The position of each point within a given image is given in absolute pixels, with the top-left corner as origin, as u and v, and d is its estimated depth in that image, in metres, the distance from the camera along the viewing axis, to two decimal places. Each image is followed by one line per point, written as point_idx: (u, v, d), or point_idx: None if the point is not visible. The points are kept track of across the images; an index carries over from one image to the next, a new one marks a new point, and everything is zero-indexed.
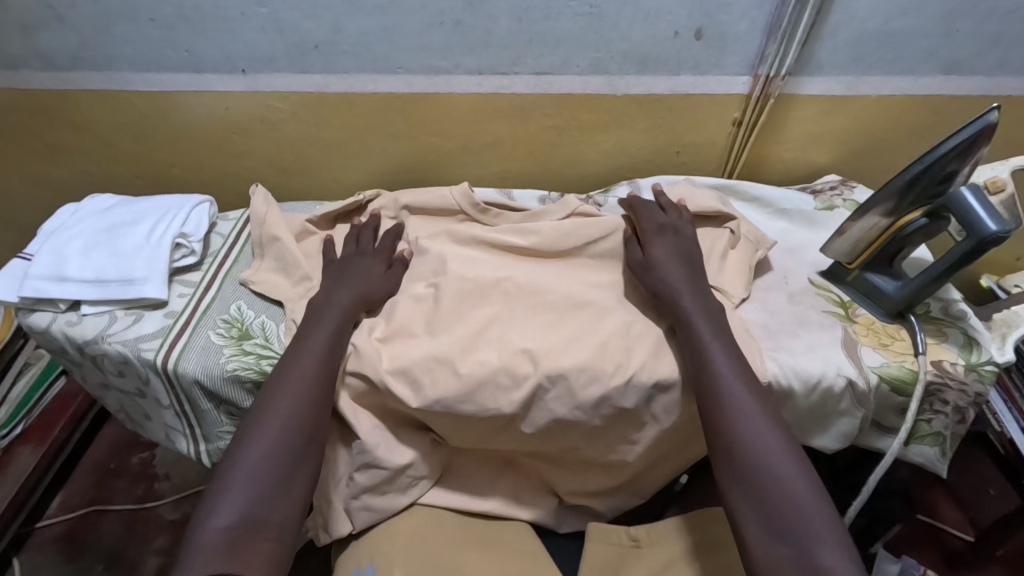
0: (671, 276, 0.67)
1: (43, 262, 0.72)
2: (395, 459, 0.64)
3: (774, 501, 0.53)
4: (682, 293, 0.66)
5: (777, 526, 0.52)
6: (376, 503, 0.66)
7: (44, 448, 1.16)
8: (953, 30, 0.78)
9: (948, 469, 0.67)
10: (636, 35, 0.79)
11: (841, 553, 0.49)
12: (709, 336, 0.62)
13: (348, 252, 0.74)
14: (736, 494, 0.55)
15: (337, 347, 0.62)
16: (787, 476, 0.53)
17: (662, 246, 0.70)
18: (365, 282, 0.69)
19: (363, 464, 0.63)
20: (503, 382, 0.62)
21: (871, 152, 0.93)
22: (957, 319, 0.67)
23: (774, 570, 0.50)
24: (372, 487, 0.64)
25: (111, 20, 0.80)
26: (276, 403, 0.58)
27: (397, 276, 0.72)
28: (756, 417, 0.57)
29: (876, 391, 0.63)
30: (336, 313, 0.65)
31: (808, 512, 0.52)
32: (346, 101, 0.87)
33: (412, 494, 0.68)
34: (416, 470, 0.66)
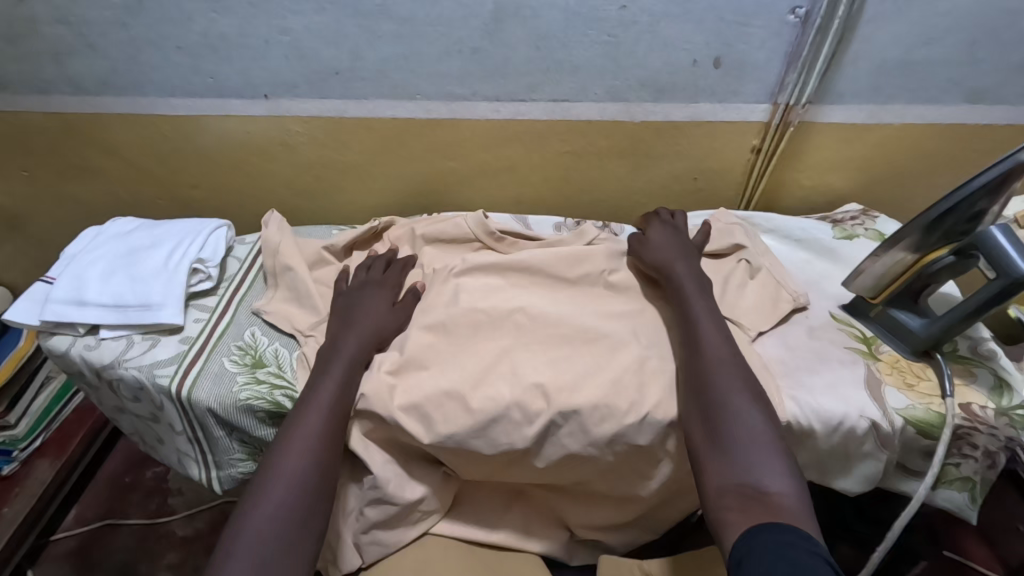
0: (670, 252, 0.73)
1: (64, 286, 0.73)
2: (406, 495, 0.63)
3: (731, 432, 0.56)
4: (675, 263, 0.71)
5: (731, 454, 0.55)
6: (385, 537, 0.65)
7: (61, 461, 1.21)
8: (979, 60, 0.76)
9: (976, 515, 0.65)
10: (654, 64, 0.79)
11: (788, 480, 0.52)
12: (694, 298, 0.67)
13: (357, 284, 0.74)
14: (698, 429, 0.58)
15: (345, 399, 0.62)
16: (748, 415, 0.57)
17: (660, 231, 0.76)
18: (371, 318, 0.69)
19: (374, 499, 0.63)
20: (516, 418, 0.61)
21: (896, 181, 0.91)
22: (986, 359, 0.65)
23: (722, 497, 0.53)
24: (382, 521, 0.64)
25: (138, 48, 0.81)
26: (296, 441, 0.58)
27: (408, 308, 0.72)
28: (727, 365, 0.61)
29: (901, 433, 0.61)
30: (347, 353, 0.66)
31: (763, 446, 0.55)
32: (364, 126, 0.88)
33: (421, 527, 0.67)
34: (426, 504, 0.66)
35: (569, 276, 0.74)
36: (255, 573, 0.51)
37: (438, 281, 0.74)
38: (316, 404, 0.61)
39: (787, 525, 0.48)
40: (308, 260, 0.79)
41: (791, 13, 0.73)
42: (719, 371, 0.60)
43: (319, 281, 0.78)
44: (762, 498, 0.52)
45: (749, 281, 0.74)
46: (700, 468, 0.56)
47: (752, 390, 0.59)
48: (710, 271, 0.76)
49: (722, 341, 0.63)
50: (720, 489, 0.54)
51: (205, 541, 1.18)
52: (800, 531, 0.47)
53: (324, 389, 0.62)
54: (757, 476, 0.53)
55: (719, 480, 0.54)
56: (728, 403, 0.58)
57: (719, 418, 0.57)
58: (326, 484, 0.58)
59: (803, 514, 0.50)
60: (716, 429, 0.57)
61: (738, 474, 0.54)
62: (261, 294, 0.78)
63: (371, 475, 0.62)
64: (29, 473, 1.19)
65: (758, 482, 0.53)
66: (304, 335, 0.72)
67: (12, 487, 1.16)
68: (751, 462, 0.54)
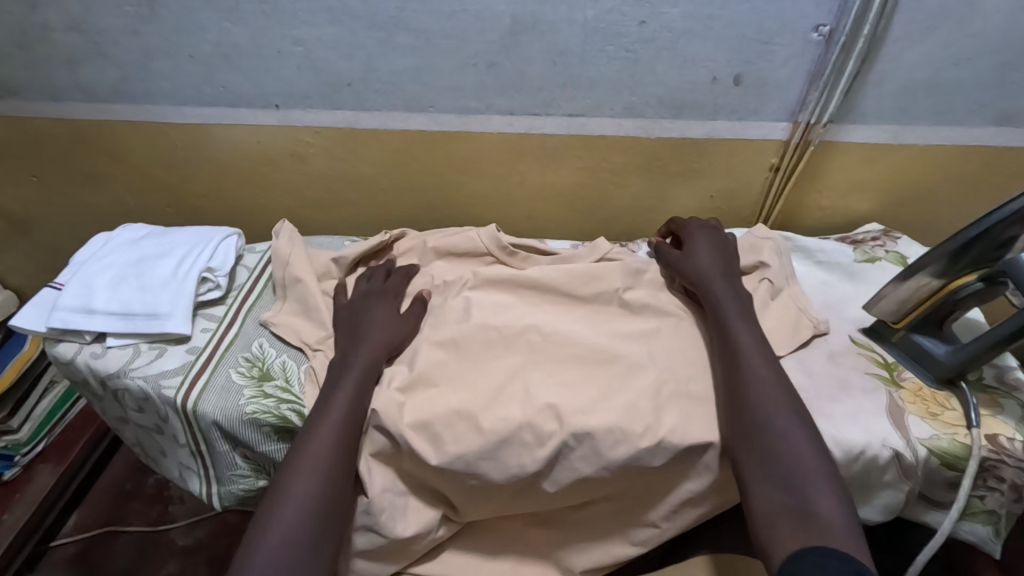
0: (706, 270, 0.71)
1: (71, 293, 0.73)
2: (398, 530, 0.61)
3: (777, 454, 0.55)
4: (706, 277, 0.71)
5: (776, 476, 0.54)
6: (369, 568, 0.64)
7: (63, 467, 1.21)
8: (1008, 82, 0.75)
9: (1000, 550, 0.62)
10: (673, 80, 0.78)
11: (835, 499, 0.51)
12: (732, 312, 0.66)
13: (361, 295, 0.73)
14: (741, 449, 0.57)
15: (357, 413, 0.60)
16: (791, 434, 0.56)
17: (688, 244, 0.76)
18: (378, 329, 0.68)
19: (364, 526, 0.61)
20: (527, 440, 0.60)
21: (918, 203, 0.89)
22: (1013, 389, 0.63)
23: (771, 522, 0.52)
24: (367, 551, 0.63)
25: (152, 57, 0.81)
26: (308, 456, 0.57)
27: (414, 317, 0.71)
28: (768, 385, 0.60)
29: (924, 464, 0.59)
30: (359, 366, 0.64)
31: (806, 461, 0.54)
32: (376, 137, 0.87)
33: (400, 563, 0.65)
34: (420, 544, 0.64)
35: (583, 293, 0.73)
36: None
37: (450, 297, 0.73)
38: (327, 421, 0.59)
39: (837, 552, 0.47)
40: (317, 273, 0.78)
41: (815, 31, 0.72)
42: (758, 386, 0.59)
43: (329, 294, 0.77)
44: (812, 520, 0.51)
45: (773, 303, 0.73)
46: (747, 491, 0.55)
47: (794, 407, 0.58)
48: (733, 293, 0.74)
49: (760, 357, 0.62)
50: (769, 510, 0.53)
51: (204, 552, 1.16)
52: (852, 558, 0.47)
53: (337, 404, 0.61)
54: (805, 499, 0.52)
55: (767, 503, 0.53)
56: (770, 421, 0.57)
57: (762, 437, 0.56)
58: (338, 503, 0.56)
59: (851, 537, 0.50)
60: (760, 450, 0.56)
61: (785, 498, 0.53)
62: (269, 306, 0.77)
63: (365, 500, 0.61)
64: (30, 479, 1.19)
65: (806, 503, 0.52)
66: (313, 348, 0.71)
67: (13, 493, 1.16)
68: (798, 481, 0.53)
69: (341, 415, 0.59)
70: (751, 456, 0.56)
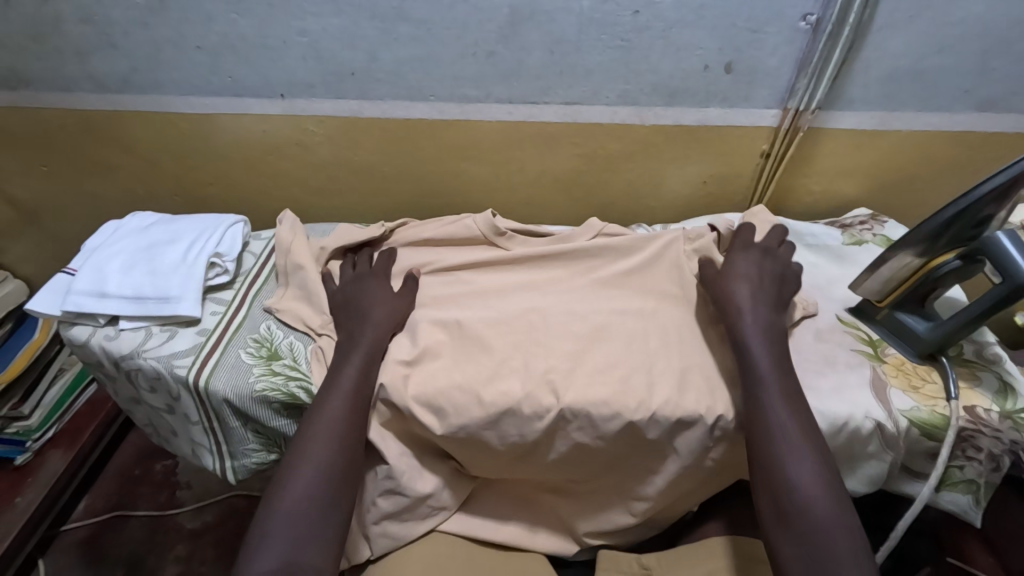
0: (739, 302, 0.67)
1: (84, 278, 0.75)
2: (418, 488, 0.65)
3: (808, 530, 0.54)
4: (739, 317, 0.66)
5: (805, 551, 0.53)
6: (395, 530, 0.67)
7: (72, 453, 1.23)
8: (990, 69, 0.77)
9: (979, 516, 0.65)
10: (666, 68, 0.80)
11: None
12: (767, 361, 0.62)
13: (349, 280, 0.75)
14: (770, 516, 0.56)
15: (365, 387, 0.63)
16: (823, 508, 0.54)
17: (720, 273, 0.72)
18: (379, 309, 0.70)
19: (386, 490, 0.65)
20: (526, 414, 0.63)
21: (905, 188, 0.92)
22: (990, 362, 0.66)
23: None
24: (392, 513, 0.66)
25: (159, 48, 0.83)
26: (320, 421, 0.60)
27: (408, 295, 0.74)
28: (802, 447, 0.57)
29: (905, 435, 0.62)
30: (366, 346, 0.66)
31: (848, 563, 0.52)
32: (378, 126, 0.89)
33: (429, 524, 0.69)
34: (436, 499, 0.68)
35: None
36: (291, 545, 0.54)
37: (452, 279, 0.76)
38: (335, 399, 0.61)
39: None
40: (318, 263, 0.79)
41: (803, 19, 0.74)
42: (790, 447, 0.57)
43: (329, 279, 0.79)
44: None
45: None
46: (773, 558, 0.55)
47: (830, 477, 0.56)
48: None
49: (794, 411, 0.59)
50: None
51: (211, 535, 1.19)
52: None
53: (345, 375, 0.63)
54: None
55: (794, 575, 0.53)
56: (806, 500, 0.55)
57: (791, 507, 0.55)
58: (353, 465, 0.60)
59: None
60: (789, 522, 0.55)
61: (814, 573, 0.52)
62: (271, 295, 0.79)
63: (386, 466, 0.64)
64: (41, 464, 1.20)
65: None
66: (319, 331, 0.73)
67: (23, 478, 1.18)
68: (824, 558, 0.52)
69: (349, 395, 0.62)
70: (780, 526, 0.55)
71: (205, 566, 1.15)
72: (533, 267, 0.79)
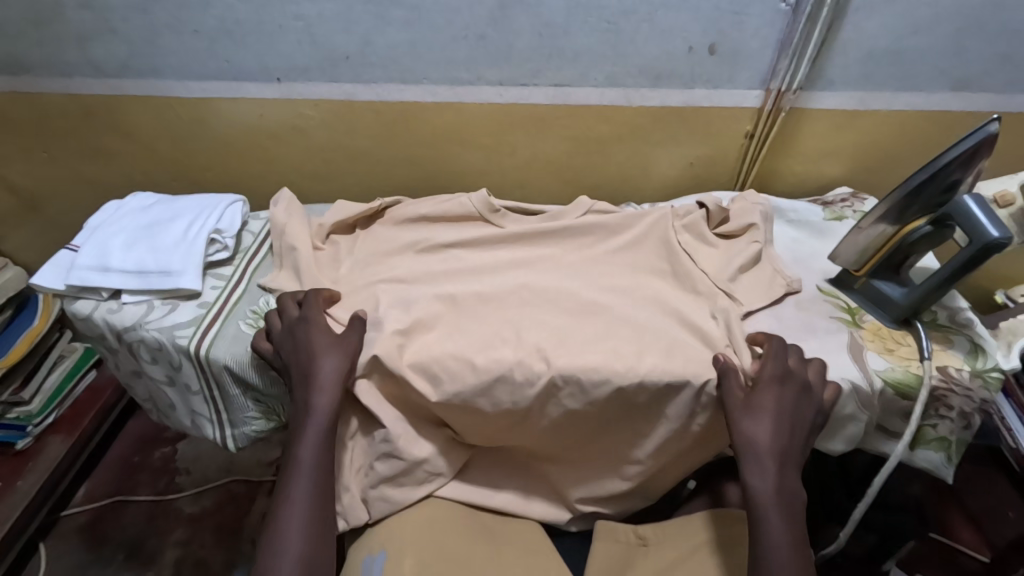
0: (757, 442, 0.58)
1: (88, 253, 0.78)
2: (415, 451, 0.68)
3: None
4: (755, 470, 0.57)
5: None
6: (392, 493, 0.69)
7: (73, 439, 1.23)
8: (962, 48, 0.80)
9: (951, 475, 0.68)
10: (652, 50, 0.83)
11: None
12: (772, 506, 0.56)
13: (288, 329, 0.68)
14: None
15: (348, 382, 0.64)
16: None
17: (742, 412, 0.59)
18: (328, 365, 0.63)
19: (384, 453, 0.67)
20: (518, 380, 0.64)
21: (885, 168, 0.95)
22: (963, 327, 0.69)
23: None
24: (390, 477, 0.68)
25: (159, 33, 0.86)
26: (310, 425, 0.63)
27: (352, 332, 0.67)
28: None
29: (880, 394, 0.65)
30: (329, 383, 0.63)
31: None
32: (373, 109, 0.92)
33: (427, 488, 0.71)
34: (432, 465, 0.69)
35: None
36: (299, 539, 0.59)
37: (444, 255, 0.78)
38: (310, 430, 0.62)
39: None
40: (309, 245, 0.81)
41: (782, 1, 0.77)
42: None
43: (320, 256, 0.81)
44: None
45: (752, 266, 0.77)
46: None
47: None
48: (720, 252, 0.78)
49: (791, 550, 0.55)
50: None
51: (210, 519, 1.21)
52: None
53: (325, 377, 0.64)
54: None
55: None
56: None
57: None
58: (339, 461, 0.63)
59: None
60: None
61: None
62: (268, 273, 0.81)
63: (382, 429, 0.67)
64: (41, 450, 1.21)
65: None
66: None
67: (24, 463, 1.18)
68: None
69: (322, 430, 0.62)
70: None
71: (204, 549, 1.16)
72: (523, 243, 0.81)
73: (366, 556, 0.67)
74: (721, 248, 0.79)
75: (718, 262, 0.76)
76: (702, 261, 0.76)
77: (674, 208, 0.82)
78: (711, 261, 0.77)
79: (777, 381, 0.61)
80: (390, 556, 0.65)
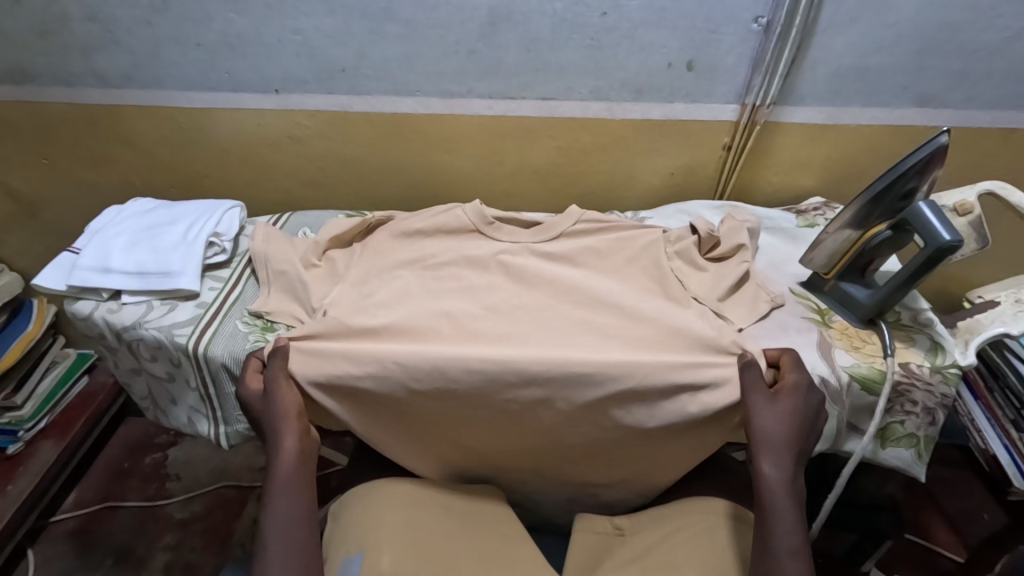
0: (773, 437, 0.60)
1: (90, 255, 0.81)
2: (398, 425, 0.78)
3: None
4: (772, 462, 0.59)
5: None
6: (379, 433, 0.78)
7: (64, 443, 1.22)
8: (924, 66, 0.86)
9: (922, 471, 0.73)
10: (634, 65, 0.87)
11: None
12: (780, 498, 0.58)
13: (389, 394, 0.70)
14: None
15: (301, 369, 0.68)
16: None
17: (763, 407, 0.62)
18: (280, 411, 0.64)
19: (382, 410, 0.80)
20: (502, 375, 0.67)
21: (856, 178, 0.99)
22: (925, 326, 0.73)
23: None
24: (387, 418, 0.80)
25: (160, 45, 0.89)
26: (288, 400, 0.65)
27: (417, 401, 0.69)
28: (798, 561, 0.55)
29: (848, 389, 0.69)
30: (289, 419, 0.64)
31: None
32: (367, 119, 0.95)
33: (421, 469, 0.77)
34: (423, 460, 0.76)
35: (555, 253, 0.82)
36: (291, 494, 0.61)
37: (439, 266, 0.81)
38: (283, 465, 0.62)
39: None
40: (302, 262, 0.82)
41: (754, 21, 0.82)
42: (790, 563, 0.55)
43: (316, 272, 0.82)
44: None
45: (739, 287, 0.78)
46: None
47: None
48: (709, 275, 0.79)
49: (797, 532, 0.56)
50: None
51: (201, 523, 1.21)
52: None
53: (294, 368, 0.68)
54: None
55: None
56: None
57: None
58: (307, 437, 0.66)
59: None
60: None
61: None
62: (253, 300, 0.80)
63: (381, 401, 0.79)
64: (32, 454, 1.19)
65: None
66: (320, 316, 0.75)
67: (16, 466, 1.17)
68: None
69: (290, 465, 0.62)
70: None
71: (195, 554, 1.17)
72: None
73: (344, 557, 0.66)
74: (711, 270, 0.80)
75: (707, 285, 0.77)
76: (687, 281, 0.78)
77: (665, 232, 0.83)
78: (701, 284, 0.78)
79: (802, 388, 0.63)
80: (368, 559, 0.65)
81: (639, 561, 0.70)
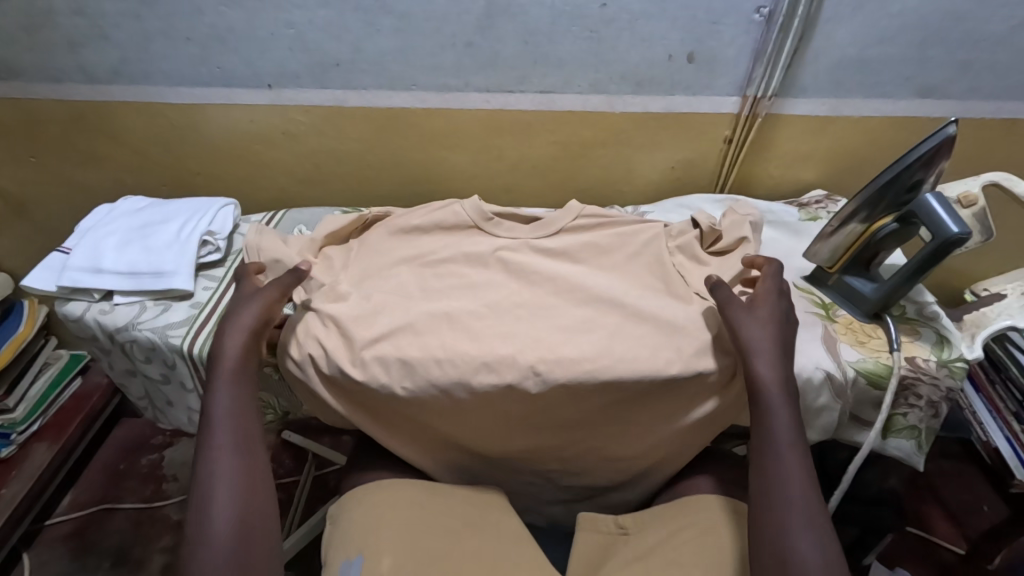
0: (753, 335, 0.63)
1: (81, 255, 0.79)
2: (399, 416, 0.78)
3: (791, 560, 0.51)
4: (755, 361, 0.62)
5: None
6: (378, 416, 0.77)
7: (59, 445, 1.20)
8: (928, 57, 0.85)
9: (923, 462, 0.72)
10: (634, 57, 0.86)
11: None
12: (766, 393, 0.60)
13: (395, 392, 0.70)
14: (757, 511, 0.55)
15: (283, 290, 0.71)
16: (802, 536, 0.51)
17: (742, 314, 0.65)
18: (247, 309, 0.68)
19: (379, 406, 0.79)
20: (504, 373, 0.66)
21: (858, 170, 0.99)
22: (930, 319, 0.73)
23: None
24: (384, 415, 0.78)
25: (150, 39, 0.87)
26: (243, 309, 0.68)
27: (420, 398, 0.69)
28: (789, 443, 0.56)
29: (853, 384, 0.68)
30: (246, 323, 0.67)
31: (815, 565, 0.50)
32: (362, 114, 0.94)
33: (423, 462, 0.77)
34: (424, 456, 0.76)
35: (555, 248, 0.80)
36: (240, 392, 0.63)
37: (438, 263, 0.79)
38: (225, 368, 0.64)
39: None
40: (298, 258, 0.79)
41: (756, 12, 0.81)
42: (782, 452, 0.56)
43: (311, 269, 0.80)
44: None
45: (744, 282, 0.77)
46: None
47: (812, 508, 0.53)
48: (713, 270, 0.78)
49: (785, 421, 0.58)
50: None
51: None
52: None
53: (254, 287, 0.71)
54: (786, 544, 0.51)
55: None
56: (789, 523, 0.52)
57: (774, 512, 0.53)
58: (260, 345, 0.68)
59: None
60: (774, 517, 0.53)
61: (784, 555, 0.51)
62: None
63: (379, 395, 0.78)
64: (26, 457, 1.17)
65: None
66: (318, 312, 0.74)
67: (9, 470, 1.15)
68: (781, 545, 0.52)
69: (235, 361, 0.64)
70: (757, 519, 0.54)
71: None
72: None
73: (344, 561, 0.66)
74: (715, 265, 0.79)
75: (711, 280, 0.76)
76: (691, 277, 0.77)
77: (667, 228, 0.82)
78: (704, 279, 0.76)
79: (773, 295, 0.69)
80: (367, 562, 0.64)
81: (644, 560, 0.69)
